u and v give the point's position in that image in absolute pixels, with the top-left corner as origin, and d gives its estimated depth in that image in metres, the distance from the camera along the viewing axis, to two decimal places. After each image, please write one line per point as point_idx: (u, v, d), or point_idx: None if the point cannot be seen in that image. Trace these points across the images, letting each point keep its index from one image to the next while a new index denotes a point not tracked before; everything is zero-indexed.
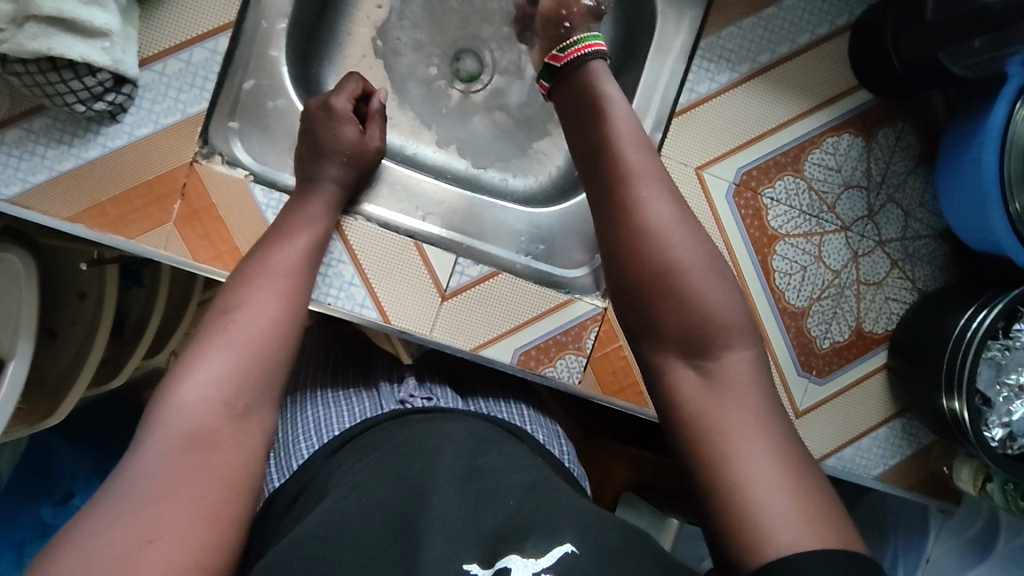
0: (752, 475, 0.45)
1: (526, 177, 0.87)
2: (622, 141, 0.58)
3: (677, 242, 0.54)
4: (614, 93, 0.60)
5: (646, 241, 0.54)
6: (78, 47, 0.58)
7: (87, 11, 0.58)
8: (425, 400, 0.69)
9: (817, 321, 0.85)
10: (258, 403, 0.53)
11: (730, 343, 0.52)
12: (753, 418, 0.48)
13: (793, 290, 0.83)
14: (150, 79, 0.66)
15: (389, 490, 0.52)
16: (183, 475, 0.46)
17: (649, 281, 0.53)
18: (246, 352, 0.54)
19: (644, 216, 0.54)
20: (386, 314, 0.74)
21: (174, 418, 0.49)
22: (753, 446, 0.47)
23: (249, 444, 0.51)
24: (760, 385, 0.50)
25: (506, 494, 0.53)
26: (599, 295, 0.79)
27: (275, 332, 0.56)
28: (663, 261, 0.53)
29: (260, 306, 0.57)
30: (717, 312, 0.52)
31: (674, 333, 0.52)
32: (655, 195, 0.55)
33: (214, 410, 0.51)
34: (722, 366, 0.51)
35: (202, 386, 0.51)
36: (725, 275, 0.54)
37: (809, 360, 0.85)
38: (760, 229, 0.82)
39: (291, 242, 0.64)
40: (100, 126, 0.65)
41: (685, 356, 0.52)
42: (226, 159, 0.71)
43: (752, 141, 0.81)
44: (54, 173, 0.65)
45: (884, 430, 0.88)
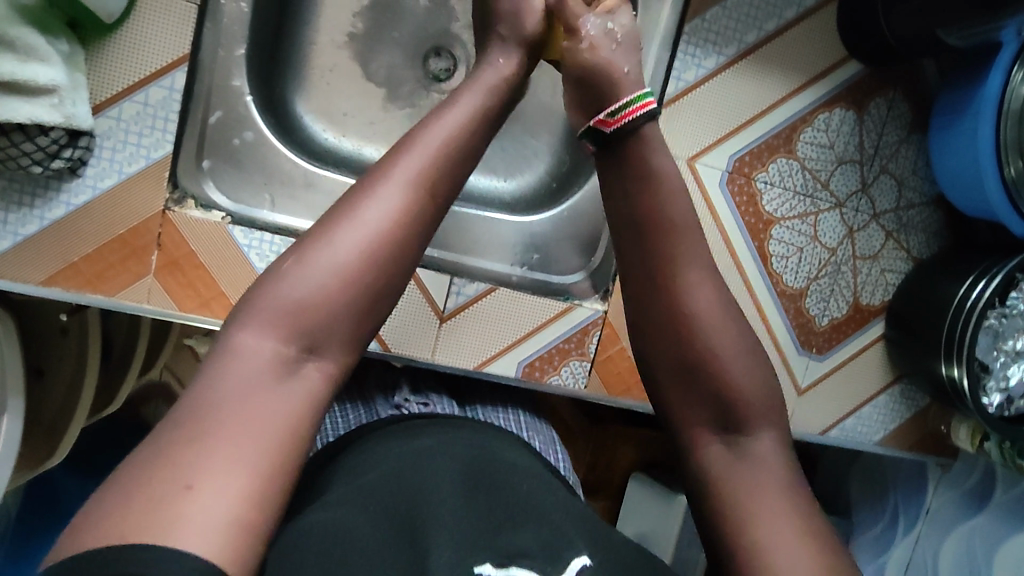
0: (772, 541, 0.43)
1: (513, 179, 0.85)
2: (676, 227, 0.53)
3: (716, 327, 0.50)
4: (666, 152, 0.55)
5: (691, 328, 0.51)
6: (25, 109, 0.53)
7: (27, 68, 0.53)
8: (422, 405, 0.62)
9: (816, 300, 0.84)
10: (346, 344, 0.42)
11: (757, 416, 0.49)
12: (776, 486, 0.46)
13: (791, 272, 0.82)
14: (107, 127, 0.61)
15: (393, 492, 0.44)
16: (238, 427, 0.36)
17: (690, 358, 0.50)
18: (362, 275, 0.42)
19: (693, 313, 0.51)
20: (385, 342, 0.72)
21: (243, 355, 0.38)
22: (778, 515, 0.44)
23: (318, 404, 0.40)
24: (778, 453, 0.48)
25: (521, 504, 0.46)
26: (598, 298, 0.79)
27: (397, 247, 0.44)
28: (704, 338, 0.50)
29: (386, 204, 0.44)
30: (747, 395, 0.49)
31: (712, 408, 0.50)
32: (699, 280, 0.52)
33: (291, 352, 0.40)
34: (748, 441, 0.48)
35: (289, 312, 0.40)
36: (756, 354, 0.51)
37: (810, 339, 0.85)
38: (754, 215, 0.80)
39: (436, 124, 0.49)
40: (60, 183, 0.61)
41: (719, 432, 0.49)
42: (199, 203, 0.67)
43: (741, 127, 0.78)
44: (19, 239, 0.61)
45: (883, 397, 0.89)
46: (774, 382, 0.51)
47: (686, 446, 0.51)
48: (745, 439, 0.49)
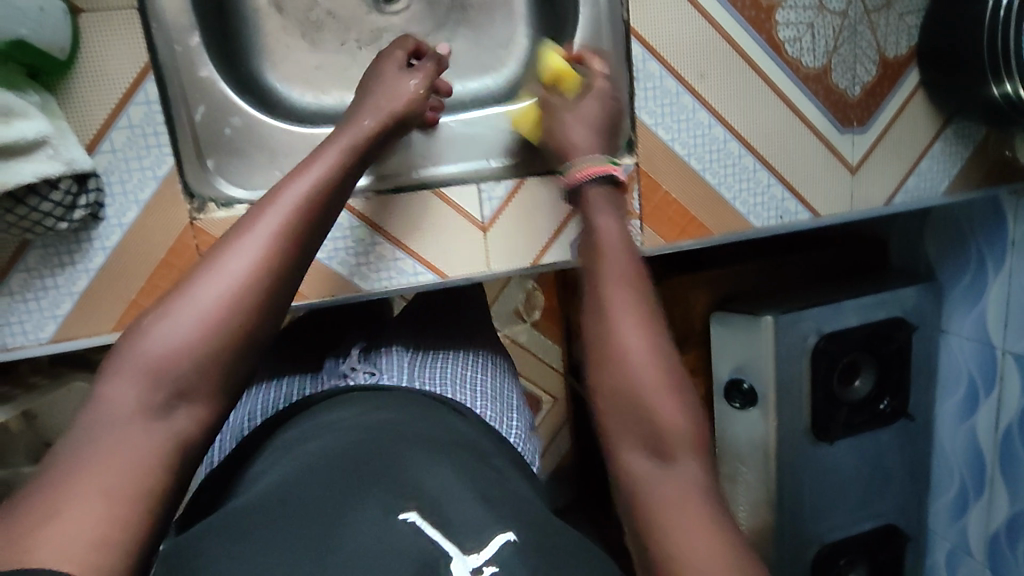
0: (692, 555, 0.42)
1: (498, 73, 0.81)
2: (611, 267, 0.50)
3: (647, 363, 0.47)
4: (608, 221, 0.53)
5: (622, 346, 0.47)
6: (28, 168, 0.54)
7: (12, 128, 0.52)
8: (366, 374, 0.72)
9: (842, 73, 0.80)
10: (216, 394, 0.45)
11: (679, 447, 0.46)
12: (699, 510, 0.44)
13: (808, 53, 0.78)
14: (107, 162, 0.61)
15: (324, 503, 0.45)
16: (90, 470, 0.39)
17: (616, 391, 0.47)
18: (223, 321, 0.45)
19: (622, 334, 0.47)
20: (440, 270, 0.74)
21: (108, 402, 0.42)
22: (708, 555, 0.42)
23: (183, 455, 0.43)
24: (701, 482, 0.45)
25: (443, 489, 0.46)
26: (626, 154, 0.76)
27: (251, 315, 0.45)
28: (621, 367, 0.47)
29: (235, 272, 0.46)
30: (673, 427, 0.46)
31: (637, 430, 0.46)
32: (626, 303, 0.48)
33: (152, 402, 0.42)
34: (672, 469, 0.45)
35: (155, 363, 0.43)
36: (692, 393, 0.48)
37: (847, 114, 0.82)
38: (754, 7, 0.75)
39: (284, 196, 0.49)
40: (89, 231, 0.62)
41: (647, 450, 0.46)
42: (221, 203, 0.66)
43: None
44: (77, 296, 0.63)
45: (938, 145, 0.86)
46: (705, 421, 0.47)
47: (609, 469, 0.48)
48: (672, 467, 0.45)
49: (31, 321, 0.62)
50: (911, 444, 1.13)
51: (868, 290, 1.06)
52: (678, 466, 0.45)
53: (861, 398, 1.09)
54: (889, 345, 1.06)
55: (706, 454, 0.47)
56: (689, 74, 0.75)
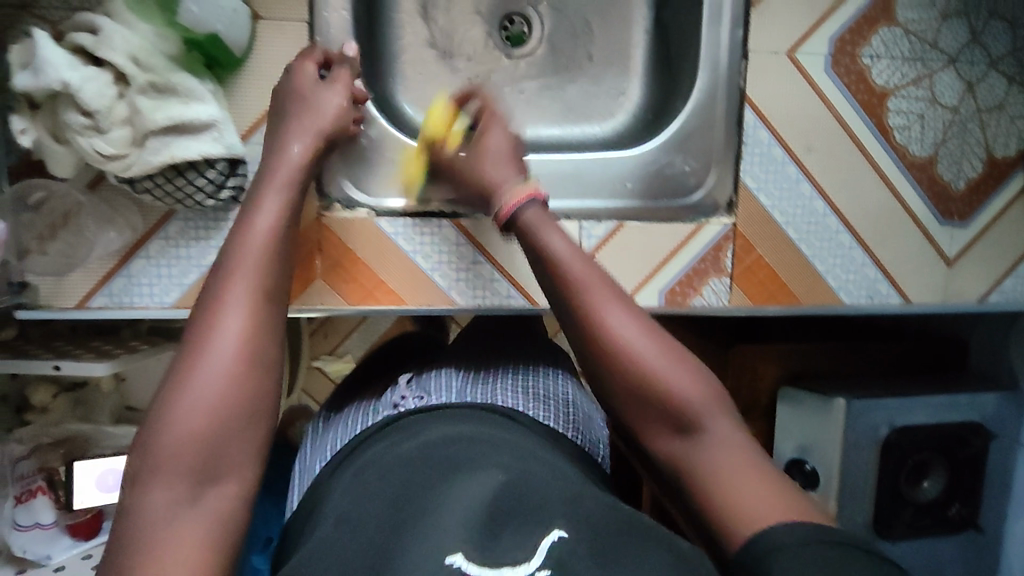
0: (749, 501, 0.46)
1: (607, 122, 0.86)
2: (582, 287, 0.54)
3: (647, 347, 0.52)
4: (552, 235, 0.58)
5: (610, 339, 0.53)
6: (195, 146, 0.59)
7: (190, 109, 0.58)
8: (416, 400, 0.64)
9: (948, 165, 0.81)
10: (245, 459, 0.46)
11: (698, 409, 0.51)
12: (743, 459, 0.49)
13: (916, 142, 0.80)
14: (256, 152, 0.67)
15: (369, 517, 0.46)
16: (167, 556, 0.41)
17: (628, 387, 0.52)
18: (230, 400, 0.46)
19: (610, 330, 0.53)
20: (531, 296, 0.75)
21: (143, 510, 0.43)
22: (760, 493, 0.47)
23: (233, 520, 0.45)
24: (732, 435, 0.51)
25: (463, 479, 0.48)
26: (723, 213, 0.79)
27: (249, 372, 0.47)
28: (636, 367, 0.52)
29: (222, 346, 0.47)
30: (687, 393, 0.51)
31: (658, 411, 0.51)
32: (617, 310, 0.54)
33: (185, 487, 0.44)
34: (699, 432, 0.50)
35: (174, 457, 0.44)
36: (691, 359, 0.54)
37: (949, 207, 0.82)
38: (867, 92, 0.77)
39: (247, 245, 0.52)
40: (227, 212, 0.67)
41: (673, 431, 0.51)
42: (344, 204, 0.72)
43: (836, 6, 0.76)
44: (203, 269, 0.68)
45: None
46: (705, 370, 0.54)
47: (649, 453, 0.53)
48: (693, 432, 0.51)
49: (159, 286, 0.67)
50: (976, 560, 1.07)
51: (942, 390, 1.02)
52: (705, 432, 0.50)
53: (928, 500, 1.04)
54: (964, 449, 1.03)
55: (725, 405, 0.52)
56: (796, 146, 0.78)
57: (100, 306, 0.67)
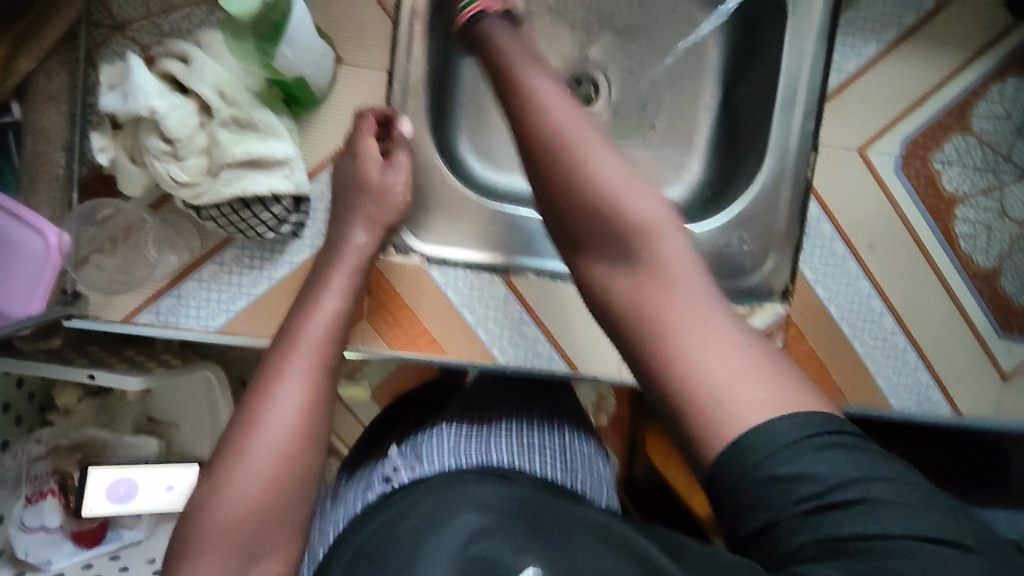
0: (711, 367, 0.38)
1: (665, 193, 0.86)
2: (543, 116, 0.44)
3: (628, 197, 0.43)
4: (519, 55, 0.48)
5: (581, 177, 0.43)
6: (266, 181, 0.59)
7: (267, 145, 0.59)
8: (409, 470, 0.58)
9: (1012, 279, 0.79)
10: (291, 528, 0.50)
11: (644, 235, 0.43)
12: (710, 317, 0.40)
13: (981, 252, 0.78)
14: (320, 190, 0.67)
15: (372, 560, 0.46)
16: None
17: (555, 185, 0.44)
18: (280, 470, 0.49)
19: (587, 172, 0.43)
20: (573, 363, 0.74)
21: (196, 574, 0.46)
22: (720, 349, 0.38)
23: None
24: (686, 257, 0.43)
25: (456, 519, 0.47)
26: (776, 300, 0.78)
27: (297, 451, 0.50)
28: (567, 155, 0.43)
29: (275, 421, 0.50)
30: (642, 216, 0.43)
31: (599, 226, 0.43)
32: (561, 105, 0.45)
33: (233, 556, 0.46)
34: (643, 261, 0.42)
35: (227, 525, 0.47)
36: (650, 189, 0.45)
37: (1010, 321, 0.79)
38: (935, 197, 0.76)
39: (303, 327, 0.56)
40: (284, 245, 0.67)
41: (619, 263, 0.43)
42: (400, 249, 0.72)
43: (911, 110, 0.76)
44: (252, 298, 0.68)
45: None
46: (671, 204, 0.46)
47: (585, 286, 0.46)
48: (640, 259, 0.43)
49: (207, 309, 0.67)
50: None
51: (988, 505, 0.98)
52: (665, 276, 0.42)
53: None
54: None
55: (681, 233, 0.44)
56: (857, 242, 0.76)
57: (145, 322, 0.67)
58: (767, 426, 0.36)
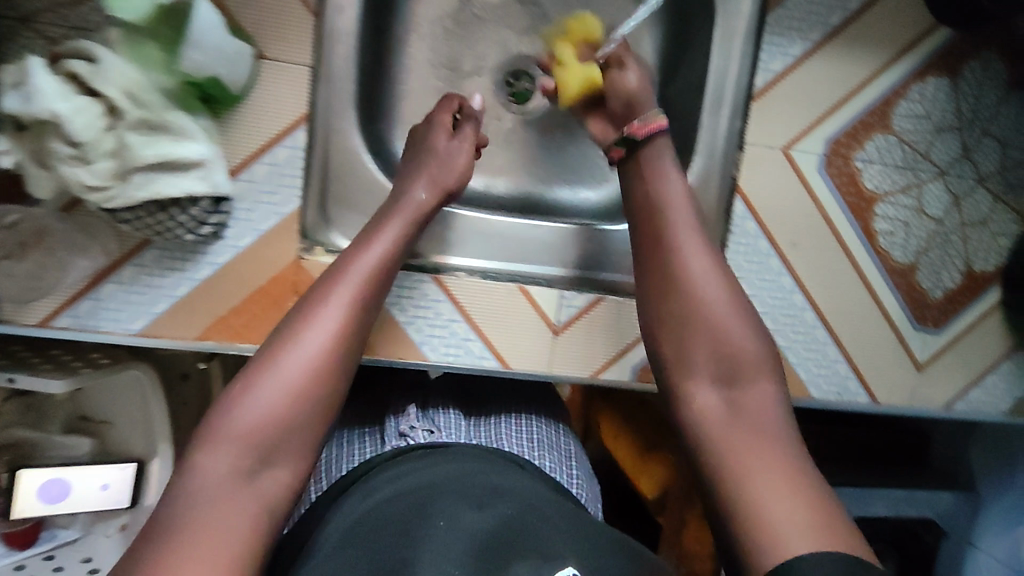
0: (764, 489, 0.50)
1: (601, 188, 0.86)
2: (681, 254, 0.62)
3: (710, 287, 0.61)
4: (689, 241, 0.63)
5: (685, 287, 0.61)
6: (181, 184, 0.58)
7: (181, 147, 0.57)
8: (426, 433, 0.68)
9: (927, 273, 0.82)
10: (303, 445, 0.53)
11: (748, 368, 0.58)
12: (767, 442, 0.53)
13: (898, 248, 0.81)
14: (242, 189, 0.66)
15: (384, 524, 0.52)
16: (212, 525, 0.46)
17: (671, 330, 0.61)
18: (304, 387, 0.54)
19: (686, 266, 0.61)
20: (505, 360, 0.76)
21: (208, 469, 0.49)
22: (769, 489, 0.49)
23: (276, 502, 0.51)
24: (770, 403, 0.56)
25: (462, 509, 0.53)
26: None
27: (321, 377, 0.54)
28: (709, 320, 0.59)
29: (314, 341, 0.55)
30: (749, 354, 0.58)
31: (708, 363, 0.58)
32: (717, 278, 0.61)
33: (248, 460, 0.50)
34: (738, 393, 0.57)
35: (254, 425, 0.51)
36: (752, 325, 0.60)
37: (924, 314, 0.83)
38: (856, 195, 0.79)
39: (349, 272, 0.59)
40: (206, 246, 0.66)
41: (717, 387, 0.58)
42: (327, 248, 0.70)
43: (835, 109, 0.77)
44: (174, 299, 0.67)
45: (1007, 364, 0.87)
46: (770, 355, 0.59)
47: (692, 414, 0.58)
48: (736, 391, 0.57)
49: (127, 312, 0.66)
50: None
51: (903, 486, 1.04)
52: (745, 401, 0.56)
53: None
54: (917, 545, 1.07)
55: (772, 380, 0.58)
56: (781, 240, 0.79)
57: (63, 326, 0.65)
58: (800, 559, 0.44)
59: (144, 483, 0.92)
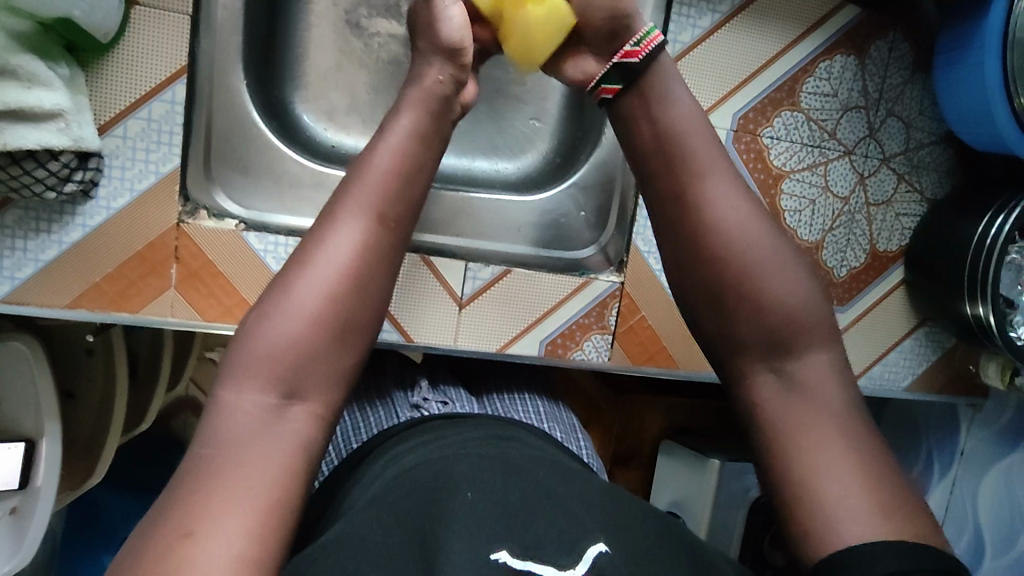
0: (828, 469, 0.44)
1: (516, 160, 0.83)
2: (694, 170, 0.52)
3: (750, 235, 0.50)
4: (710, 162, 0.52)
5: (722, 233, 0.50)
6: (34, 135, 0.54)
7: (32, 95, 0.53)
8: (440, 405, 0.67)
9: (833, 252, 0.84)
10: (332, 380, 0.46)
11: (801, 337, 0.48)
12: (823, 421, 0.46)
13: (805, 226, 0.82)
14: (114, 146, 0.62)
15: (406, 490, 0.46)
16: (236, 470, 0.40)
17: (718, 282, 0.50)
18: (329, 315, 0.46)
19: (715, 209, 0.51)
20: (407, 333, 0.74)
21: (233, 411, 0.42)
22: (834, 463, 0.44)
23: (314, 437, 0.44)
24: (828, 372, 0.48)
25: (472, 463, 0.48)
26: (613, 270, 0.79)
27: (354, 290, 0.47)
28: (736, 265, 0.50)
29: (333, 263, 0.47)
30: (798, 312, 0.49)
31: (754, 335, 0.49)
32: (736, 204, 0.51)
33: (280, 393, 0.43)
34: (794, 366, 0.48)
35: (275, 360, 0.44)
36: (801, 267, 0.51)
37: (830, 291, 0.85)
38: (764, 171, 0.79)
39: (364, 182, 0.50)
40: (75, 206, 0.62)
41: (767, 358, 0.49)
42: (212, 213, 0.67)
43: (742, 85, 0.77)
44: (41, 264, 0.62)
45: (909, 341, 0.89)
46: (824, 302, 0.50)
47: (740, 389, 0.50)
48: (791, 364, 0.48)
49: None
50: None
51: None
52: (800, 372, 0.48)
53: None
54: None
55: (827, 338, 0.49)
56: None
57: None
58: (860, 546, 0.40)
59: (35, 465, 0.85)
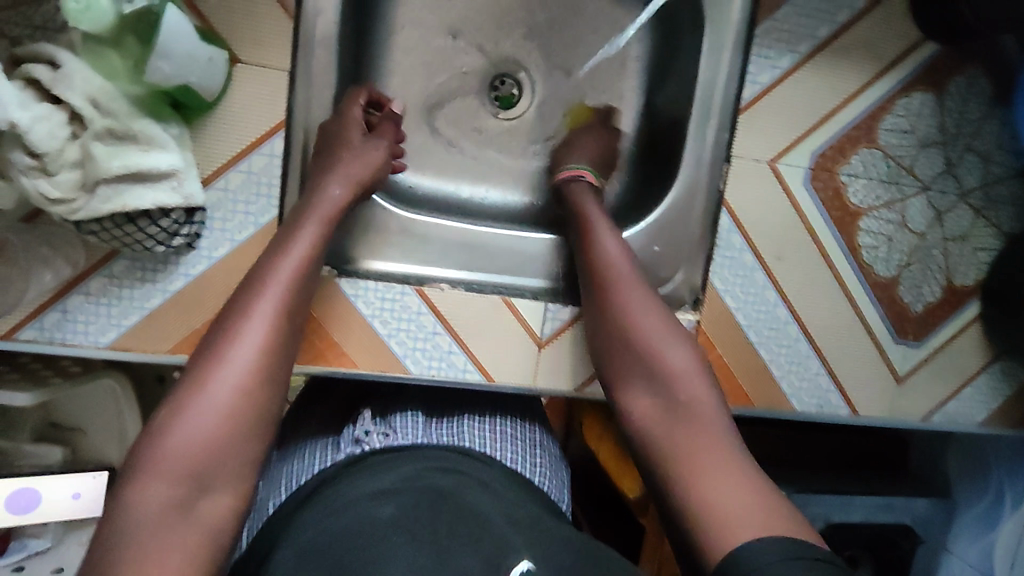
0: (708, 484, 0.50)
1: None
2: (609, 256, 0.68)
3: (645, 309, 0.64)
4: (611, 240, 0.69)
5: (623, 315, 0.64)
6: (151, 195, 0.56)
7: (150, 157, 0.55)
8: (382, 437, 0.63)
9: (909, 287, 0.83)
10: (240, 470, 0.47)
11: (683, 381, 0.58)
12: (706, 442, 0.53)
13: (881, 261, 0.81)
14: (217, 198, 0.64)
15: (342, 538, 0.47)
16: (150, 564, 0.41)
17: (619, 346, 0.63)
18: (238, 409, 0.47)
19: (619, 283, 0.66)
20: (488, 373, 0.75)
21: (139, 504, 0.43)
22: (716, 480, 0.50)
23: (224, 526, 0.45)
24: (717, 403, 0.57)
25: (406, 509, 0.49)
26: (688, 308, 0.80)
27: (262, 382, 0.49)
28: (630, 331, 0.63)
29: (242, 358, 0.49)
30: (680, 368, 0.59)
31: (648, 381, 0.60)
32: (635, 290, 0.65)
33: (183, 488, 0.44)
34: (679, 401, 0.57)
35: (180, 456, 0.45)
36: (687, 338, 0.62)
37: (905, 326, 0.84)
38: (841, 209, 0.79)
39: (274, 276, 0.54)
40: (178, 257, 0.64)
41: (657, 393, 0.59)
42: None
43: (820, 124, 0.77)
44: (145, 312, 0.64)
45: (984, 377, 0.87)
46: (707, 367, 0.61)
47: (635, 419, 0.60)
48: (674, 400, 0.58)
49: (96, 324, 0.64)
50: None
51: (880, 492, 1.04)
52: (689, 402, 0.57)
53: None
54: (892, 550, 1.06)
55: (710, 383, 0.59)
56: (766, 254, 0.78)
57: (28, 339, 0.63)
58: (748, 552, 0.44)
59: None
